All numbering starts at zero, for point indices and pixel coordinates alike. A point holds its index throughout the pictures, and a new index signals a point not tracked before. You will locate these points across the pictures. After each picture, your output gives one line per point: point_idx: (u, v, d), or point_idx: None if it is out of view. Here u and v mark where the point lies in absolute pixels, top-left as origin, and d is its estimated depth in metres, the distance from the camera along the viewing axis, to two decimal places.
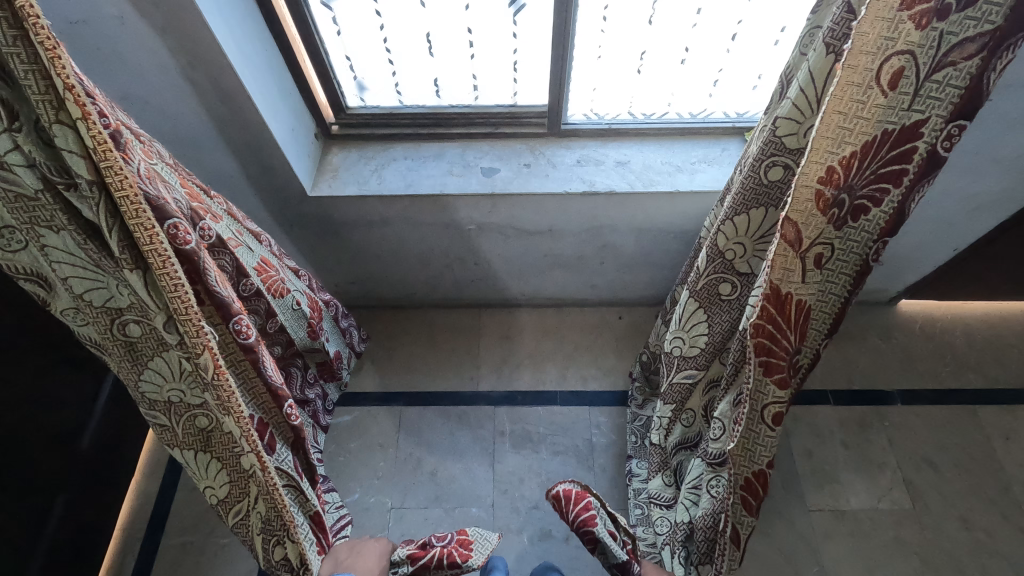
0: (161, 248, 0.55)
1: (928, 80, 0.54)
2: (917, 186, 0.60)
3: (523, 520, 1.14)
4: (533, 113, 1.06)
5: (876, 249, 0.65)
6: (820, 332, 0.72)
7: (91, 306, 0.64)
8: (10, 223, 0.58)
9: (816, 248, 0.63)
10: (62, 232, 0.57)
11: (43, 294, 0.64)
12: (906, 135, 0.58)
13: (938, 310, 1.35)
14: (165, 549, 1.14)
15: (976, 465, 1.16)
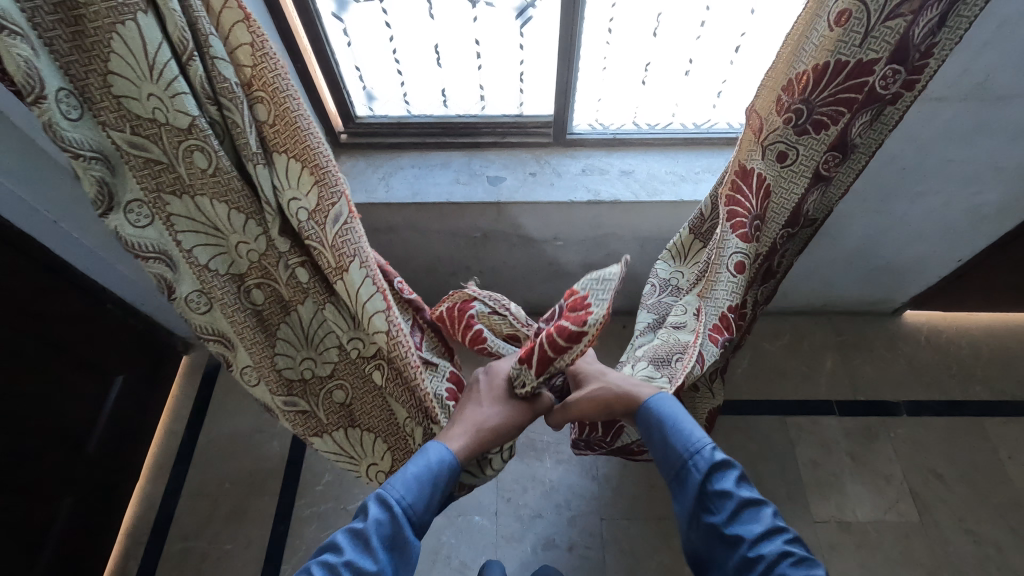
0: (298, 119, 0.62)
1: (881, 24, 0.65)
2: (859, 113, 0.73)
3: (526, 528, 1.13)
4: (539, 123, 1.08)
5: (825, 161, 0.77)
6: (778, 227, 0.83)
7: (212, 274, 0.68)
8: (139, 195, 0.62)
9: (775, 146, 0.77)
10: (197, 188, 0.63)
11: (170, 276, 0.67)
12: (860, 70, 0.69)
13: (944, 321, 1.34)
14: (168, 555, 1.13)
15: (984, 477, 1.16)
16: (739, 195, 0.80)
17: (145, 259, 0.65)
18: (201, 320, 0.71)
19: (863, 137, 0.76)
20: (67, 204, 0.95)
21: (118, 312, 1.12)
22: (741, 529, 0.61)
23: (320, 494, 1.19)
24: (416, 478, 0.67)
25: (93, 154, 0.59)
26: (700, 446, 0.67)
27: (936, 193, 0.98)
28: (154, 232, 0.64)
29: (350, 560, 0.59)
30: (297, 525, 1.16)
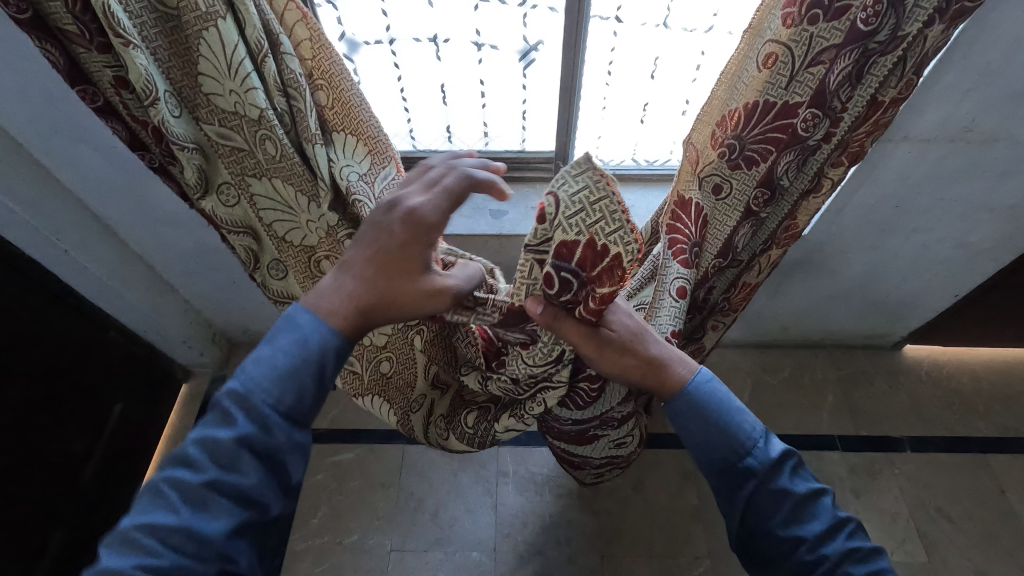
0: (348, 103, 0.73)
1: (804, 70, 0.67)
2: (785, 154, 0.73)
3: (525, 566, 1.11)
4: (540, 158, 1.11)
5: (754, 198, 0.78)
6: (713, 255, 0.83)
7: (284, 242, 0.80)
8: (226, 179, 0.75)
9: (711, 178, 0.79)
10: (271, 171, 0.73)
11: (254, 245, 0.82)
12: (784, 112, 0.70)
13: (944, 356, 1.34)
14: None
15: (991, 516, 1.14)
16: (683, 213, 0.81)
17: (235, 233, 0.80)
18: (280, 284, 0.88)
19: (791, 176, 0.77)
20: (67, 228, 0.96)
21: (121, 340, 1.13)
22: (813, 526, 0.57)
23: (315, 527, 1.17)
24: (273, 370, 0.53)
25: (191, 146, 0.70)
26: (752, 438, 0.62)
27: (929, 229, 1.00)
28: (240, 208, 0.78)
29: (208, 479, 0.49)
30: (291, 560, 1.13)
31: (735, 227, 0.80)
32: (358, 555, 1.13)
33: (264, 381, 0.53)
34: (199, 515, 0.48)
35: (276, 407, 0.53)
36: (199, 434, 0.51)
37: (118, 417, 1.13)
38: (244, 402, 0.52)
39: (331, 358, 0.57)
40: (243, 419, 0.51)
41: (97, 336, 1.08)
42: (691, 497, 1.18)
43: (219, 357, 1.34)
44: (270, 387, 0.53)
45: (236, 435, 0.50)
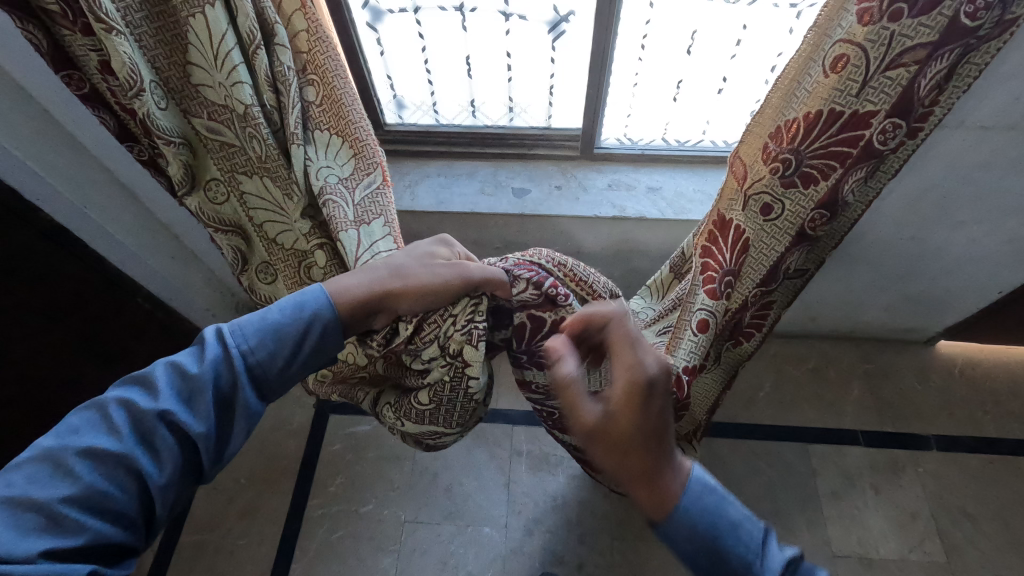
0: (343, 106, 0.75)
1: (883, 75, 0.61)
2: (852, 169, 0.68)
3: (536, 544, 1.12)
4: (566, 136, 1.07)
5: (812, 219, 0.73)
6: (754, 283, 0.80)
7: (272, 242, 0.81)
8: (215, 175, 0.76)
9: (759, 197, 0.74)
10: (262, 169, 0.74)
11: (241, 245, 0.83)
12: (855, 122, 0.65)
13: (980, 353, 1.29)
14: (183, 547, 1.15)
15: (1017, 520, 1.10)
16: (715, 248, 0.80)
17: (224, 232, 0.81)
18: (267, 290, 0.88)
19: (857, 195, 0.72)
20: (91, 193, 0.96)
21: None
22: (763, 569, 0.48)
23: (332, 495, 1.20)
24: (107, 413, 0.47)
25: (179, 140, 0.71)
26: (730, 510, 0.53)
27: (978, 222, 0.94)
28: (227, 206, 0.79)
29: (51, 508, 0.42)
30: (308, 525, 1.17)
31: (784, 251, 0.76)
32: (373, 524, 1.16)
33: (166, 382, 0.49)
34: (30, 535, 0.41)
35: (168, 414, 0.48)
36: (65, 430, 0.46)
37: None
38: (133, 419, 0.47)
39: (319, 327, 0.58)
40: (125, 421, 0.47)
41: (125, 302, 1.10)
42: None
43: None
44: (169, 391, 0.49)
45: (114, 436, 0.46)
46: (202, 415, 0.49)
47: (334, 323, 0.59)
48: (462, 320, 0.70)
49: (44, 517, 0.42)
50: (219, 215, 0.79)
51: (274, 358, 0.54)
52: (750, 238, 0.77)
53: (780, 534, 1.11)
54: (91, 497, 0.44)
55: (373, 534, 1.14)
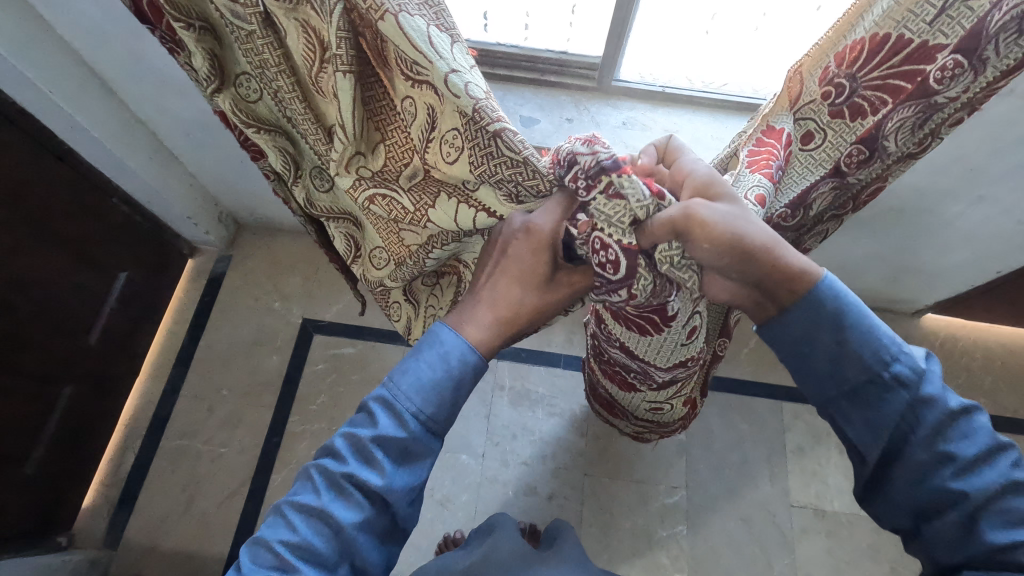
0: None
1: (963, 3, 0.51)
2: (901, 108, 0.58)
3: (510, 473, 1.16)
4: (583, 64, 0.99)
5: (847, 155, 0.63)
6: (780, 205, 0.65)
7: (368, 201, 0.65)
8: (247, 69, 0.62)
9: (805, 120, 0.63)
10: (318, 77, 0.56)
11: (292, 151, 0.70)
12: (918, 56, 0.55)
13: (961, 329, 1.30)
14: (164, 451, 1.18)
15: None
16: (768, 141, 0.63)
17: (264, 134, 0.67)
18: (326, 200, 0.73)
19: (899, 139, 0.62)
20: (62, 80, 0.87)
21: (123, 208, 1.11)
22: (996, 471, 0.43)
23: (313, 413, 1.21)
24: (436, 385, 0.53)
25: (200, 24, 0.57)
26: (891, 348, 0.47)
27: (997, 199, 0.91)
28: (263, 104, 0.65)
29: (352, 473, 0.50)
30: (290, 439, 1.19)
31: (815, 182, 0.65)
32: None
33: (383, 453, 0.51)
34: (324, 549, 0.48)
35: (388, 493, 0.50)
36: (325, 488, 0.50)
37: (123, 285, 1.13)
38: (466, 366, 0.55)
39: (470, 377, 0.55)
40: (358, 453, 0.51)
41: (100, 202, 1.05)
42: (678, 433, 1.21)
43: (226, 238, 1.35)
44: (386, 460, 0.51)
45: (358, 515, 0.49)
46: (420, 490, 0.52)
47: (480, 365, 0.56)
48: (477, 172, 0.56)
49: (325, 540, 0.48)
50: (256, 116, 0.66)
51: (441, 413, 0.53)
52: (788, 162, 0.65)
53: (743, 483, 1.16)
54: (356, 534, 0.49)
55: None
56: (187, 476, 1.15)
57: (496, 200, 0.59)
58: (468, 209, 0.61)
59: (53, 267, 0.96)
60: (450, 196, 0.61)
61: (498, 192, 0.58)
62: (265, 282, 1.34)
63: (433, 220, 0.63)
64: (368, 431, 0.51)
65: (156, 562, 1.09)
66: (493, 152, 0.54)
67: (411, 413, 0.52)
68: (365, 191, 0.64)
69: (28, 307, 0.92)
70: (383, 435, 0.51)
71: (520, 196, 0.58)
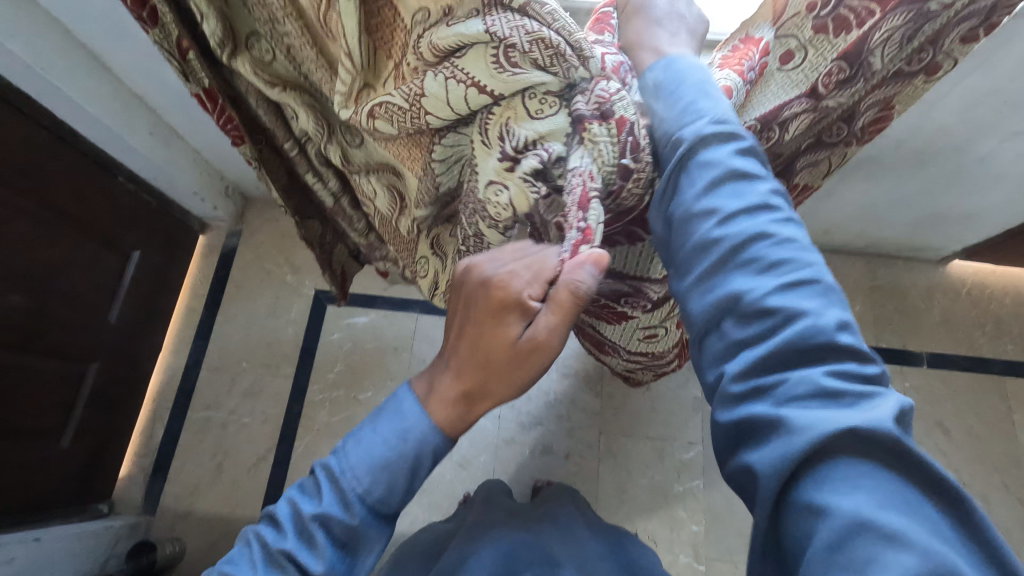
0: None
1: None
2: (891, 16, 0.54)
3: (526, 434, 1.18)
4: None
5: (828, 73, 0.59)
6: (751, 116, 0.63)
7: (371, 118, 0.55)
8: (258, 28, 0.59)
9: (787, 37, 0.60)
10: (325, 16, 0.51)
11: (312, 100, 0.65)
12: None
13: (992, 275, 1.25)
14: (191, 422, 1.22)
15: (990, 434, 1.15)
16: (743, 48, 0.61)
17: (285, 91, 0.62)
18: (360, 155, 0.70)
19: (888, 55, 0.58)
20: (58, 61, 0.85)
21: (129, 187, 1.11)
22: (770, 298, 0.37)
23: (331, 382, 1.24)
24: (387, 464, 0.50)
25: None
26: (697, 115, 0.47)
27: None
28: (279, 64, 0.62)
29: (292, 552, 0.47)
30: (310, 408, 1.22)
31: (789, 101, 0.62)
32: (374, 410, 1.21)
33: (324, 535, 0.48)
34: None
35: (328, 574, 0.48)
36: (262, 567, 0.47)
37: (137, 264, 1.15)
38: (419, 444, 0.51)
39: (427, 457, 0.51)
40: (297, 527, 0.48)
41: (105, 182, 1.05)
42: (694, 389, 1.20)
43: (233, 212, 1.35)
44: (328, 543, 0.48)
45: None
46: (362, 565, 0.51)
47: (441, 443, 0.52)
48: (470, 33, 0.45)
49: None
50: (275, 75, 0.62)
51: (389, 496, 0.50)
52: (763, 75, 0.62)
53: None
54: None
55: None
56: (214, 446, 1.20)
57: (485, 72, 0.47)
58: (461, 87, 0.49)
59: (68, 250, 0.98)
60: (442, 76, 0.49)
61: (488, 55, 0.46)
62: (275, 254, 1.35)
63: (431, 112, 0.52)
64: (310, 508, 0.49)
65: (192, 526, 1.14)
66: (497, 26, 0.44)
67: (353, 493, 0.49)
68: (368, 112, 0.55)
69: (47, 290, 0.94)
70: (325, 517, 0.48)
71: (512, 60, 0.46)
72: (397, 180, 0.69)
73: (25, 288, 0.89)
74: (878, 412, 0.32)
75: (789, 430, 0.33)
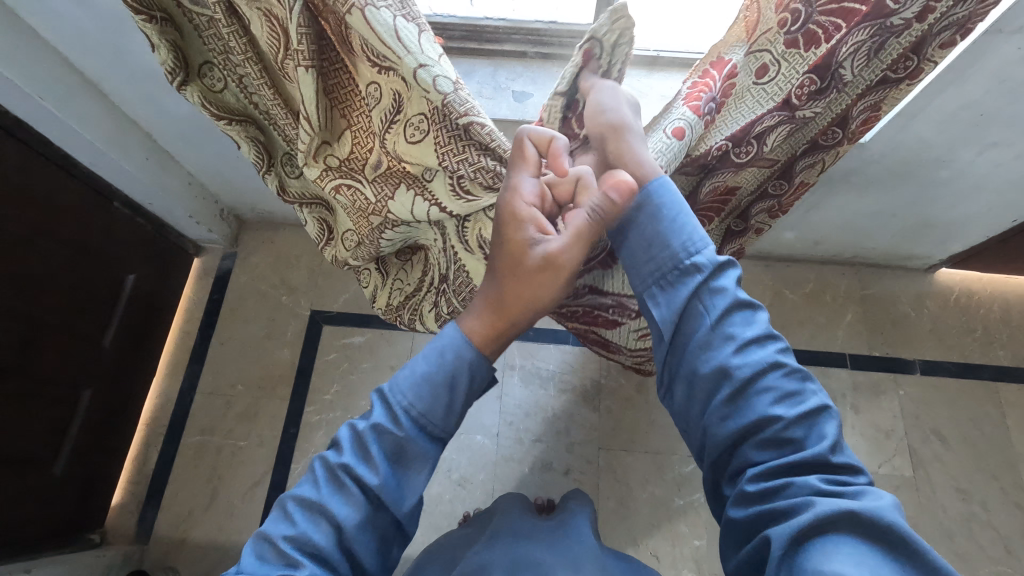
0: None
1: None
2: (857, 30, 0.56)
3: (525, 451, 1.17)
4: (574, 33, 0.96)
5: (800, 85, 0.61)
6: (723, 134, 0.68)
7: (335, 190, 0.65)
8: (207, 57, 0.62)
9: (759, 53, 0.62)
10: (283, 64, 0.54)
11: (262, 138, 0.70)
12: None
13: (979, 282, 1.27)
14: (186, 447, 1.20)
15: (985, 439, 1.16)
16: (709, 74, 0.66)
17: (231, 123, 0.66)
18: (297, 186, 0.73)
19: (858, 66, 0.60)
20: (55, 88, 0.87)
21: (125, 211, 1.11)
22: (785, 420, 0.46)
23: (328, 402, 1.23)
24: (429, 378, 0.54)
25: (159, 15, 0.55)
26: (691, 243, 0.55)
27: (1011, 144, 0.88)
28: (229, 93, 0.65)
29: (348, 464, 0.50)
30: (307, 430, 1.21)
31: (762, 116, 0.65)
32: None
33: (377, 446, 0.51)
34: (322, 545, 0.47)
35: (383, 488, 0.50)
36: (323, 482, 0.50)
37: (132, 288, 1.14)
38: (462, 360, 0.56)
39: (465, 372, 0.56)
40: (351, 443, 0.52)
41: (101, 207, 1.06)
42: None
43: (229, 235, 1.35)
44: (381, 455, 0.51)
45: (354, 509, 0.49)
46: (411, 485, 0.53)
47: (477, 359, 0.56)
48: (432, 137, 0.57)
49: (325, 540, 0.47)
50: (224, 106, 0.65)
51: (434, 407, 0.54)
52: (733, 94, 0.66)
53: None
54: (354, 529, 0.49)
55: None
56: (210, 471, 1.18)
57: (445, 191, 0.62)
58: (423, 201, 0.63)
59: (62, 275, 0.97)
60: (409, 188, 0.63)
61: (446, 181, 0.61)
62: (271, 276, 1.35)
63: (393, 211, 0.64)
64: (364, 424, 0.52)
65: (186, 554, 1.12)
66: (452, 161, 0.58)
67: (403, 408, 0.53)
68: (332, 182, 0.64)
69: (41, 316, 0.94)
70: (375, 430, 0.52)
71: (466, 187, 0.61)
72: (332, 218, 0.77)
73: (19, 313, 0.89)
74: (874, 500, 0.41)
75: (803, 511, 0.42)
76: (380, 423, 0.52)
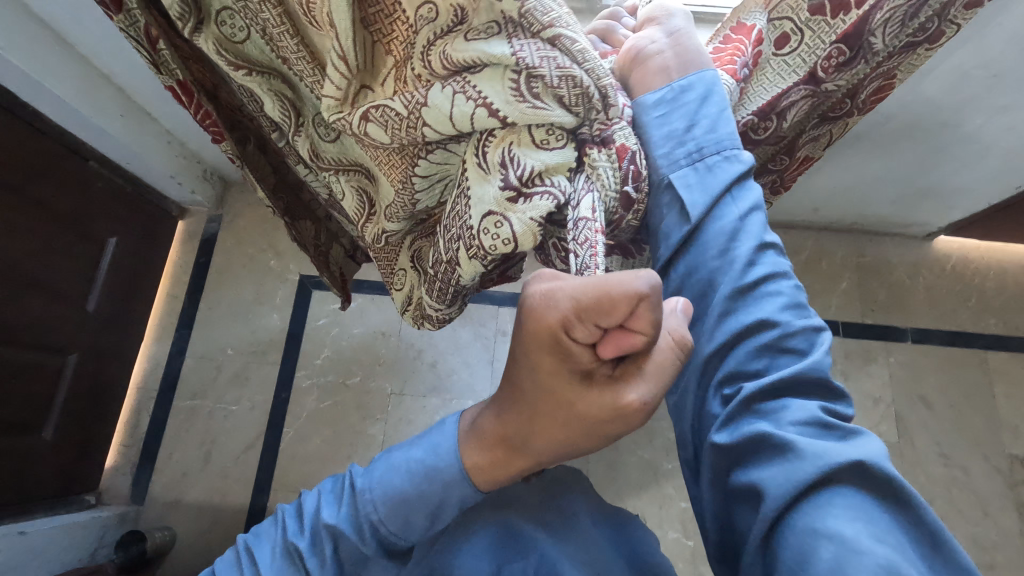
0: None
1: None
2: None
3: None
4: None
5: (827, 56, 0.59)
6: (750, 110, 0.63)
7: (365, 136, 0.50)
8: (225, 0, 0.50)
9: (781, 20, 0.60)
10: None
11: (291, 96, 0.56)
12: None
13: (977, 251, 1.26)
14: (177, 411, 1.20)
15: (970, 406, 1.17)
16: (734, 38, 0.61)
17: (255, 76, 0.53)
18: (333, 153, 0.60)
19: (887, 36, 0.58)
20: (16, 37, 0.81)
21: (101, 170, 1.07)
22: (787, 328, 0.48)
23: (319, 367, 1.23)
24: (406, 497, 0.50)
25: None
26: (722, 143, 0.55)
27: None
28: (253, 45, 0.52)
29: (301, 548, 0.49)
30: (299, 395, 1.21)
31: (789, 89, 0.61)
32: (362, 396, 1.20)
33: (331, 544, 0.50)
34: None
35: None
36: (274, 553, 0.50)
37: (114, 251, 1.12)
38: (442, 487, 0.50)
39: (449, 501, 0.50)
40: (313, 526, 0.51)
41: (76, 166, 1.02)
42: None
43: (214, 196, 1.31)
44: (333, 557, 0.50)
45: None
46: None
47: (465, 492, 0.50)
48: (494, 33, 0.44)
49: None
50: (245, 60, 0.53)
51: (403, 527, 0.50)
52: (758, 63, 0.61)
53: None
54: None
55: (362, 405, 1.19)
56: (202, 434, 1.18)
57: (507, 101, 0.46)
58: (470, 112, 0.47)
59: (39, 237, 0.94)
60: (453, 106, 0.47)
61: (508, 77, 0.46)
62: (259, 239, 1.32)
63: (430, 127, 0.48)
64: (330, 516, 0.51)
65: (181, 514, 1.13)
66: (525, 52, 0.45)
67: (372, 519, 0.50)
68: (364, 129, 0.50)
69: (22, 279, 0.91)
70: (337, 528, 0.50)
71: (536, 91, 0.46)
72: (372, 190, 0.62)
73: None
74: (865, 441, 0.42)
75: (807, 464, 0.41)
76: (344, 518, 0.51)
